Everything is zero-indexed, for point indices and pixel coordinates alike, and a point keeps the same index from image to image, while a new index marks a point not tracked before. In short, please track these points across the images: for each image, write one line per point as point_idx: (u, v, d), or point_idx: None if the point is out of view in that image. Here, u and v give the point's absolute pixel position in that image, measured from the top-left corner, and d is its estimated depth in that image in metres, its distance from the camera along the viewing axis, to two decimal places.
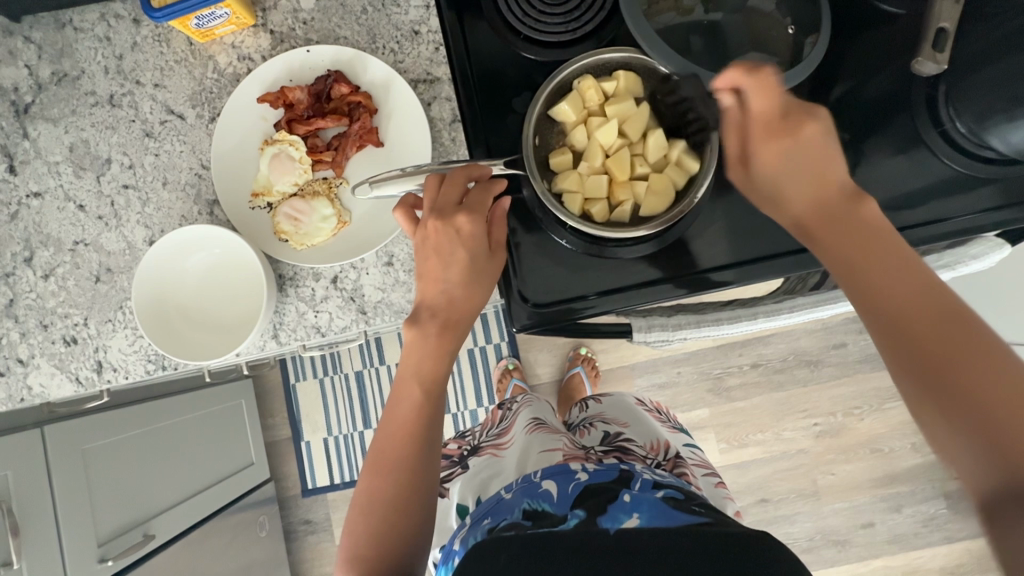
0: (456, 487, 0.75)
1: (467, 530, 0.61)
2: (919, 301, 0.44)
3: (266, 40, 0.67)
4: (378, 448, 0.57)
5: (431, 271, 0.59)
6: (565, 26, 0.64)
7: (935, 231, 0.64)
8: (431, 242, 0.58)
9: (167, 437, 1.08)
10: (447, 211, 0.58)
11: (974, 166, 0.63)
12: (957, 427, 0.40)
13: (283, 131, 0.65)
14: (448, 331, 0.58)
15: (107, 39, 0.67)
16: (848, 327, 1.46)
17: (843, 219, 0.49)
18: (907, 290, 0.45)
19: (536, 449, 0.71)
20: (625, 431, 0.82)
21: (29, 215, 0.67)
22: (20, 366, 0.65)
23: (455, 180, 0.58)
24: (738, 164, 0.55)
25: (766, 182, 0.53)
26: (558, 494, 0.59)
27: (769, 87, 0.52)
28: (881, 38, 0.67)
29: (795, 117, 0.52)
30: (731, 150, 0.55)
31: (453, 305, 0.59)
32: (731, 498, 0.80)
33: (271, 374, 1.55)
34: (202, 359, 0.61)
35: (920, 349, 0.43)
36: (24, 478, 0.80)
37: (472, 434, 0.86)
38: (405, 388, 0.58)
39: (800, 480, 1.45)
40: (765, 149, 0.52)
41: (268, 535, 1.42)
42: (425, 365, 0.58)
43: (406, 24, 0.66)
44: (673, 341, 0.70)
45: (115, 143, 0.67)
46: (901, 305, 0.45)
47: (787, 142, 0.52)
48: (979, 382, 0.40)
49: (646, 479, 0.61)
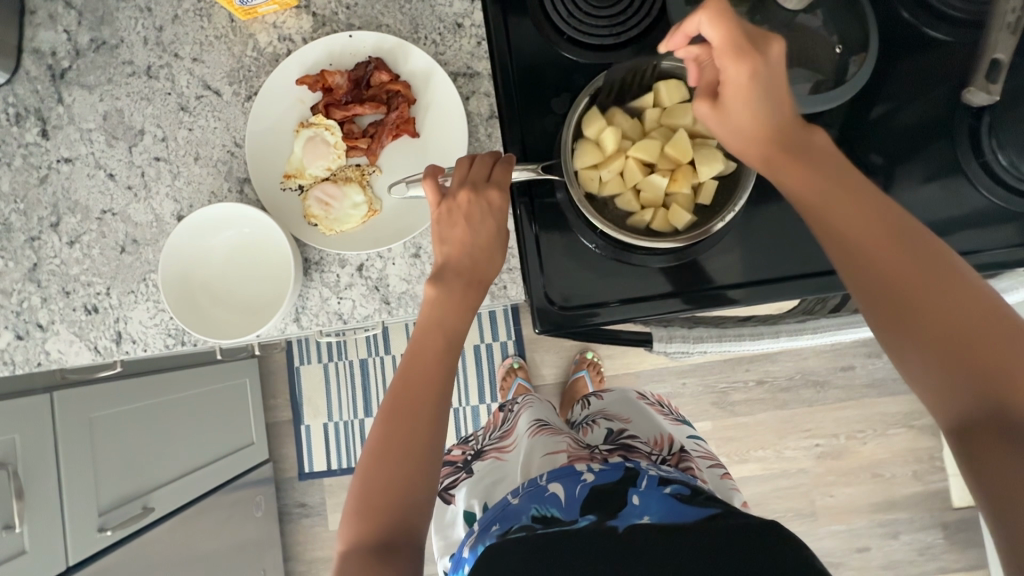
0: (461, 493, 0.74)
1: (476, 537, 0.60)
2: (867, 224, 0.47)
3: (307, 22, 0.66)
4: (399, 394, 0.55)
5: (457, 238, 0.58)
6: (610, 29, 0.63)
7: (968, 262, 0.63)
8: (459, 212, 0.57)
9: (171, 410, 1.08)
10: (479, 186, 0.58)
11: (1012, 201, 0.63)
12: (896, 317, 0.44)
13: (320, 114, 0.64)
14: (472, 290, 0.59)
15: (149, 9, 0.67)
16: (857, 351, 1.45)
17: (810, 159, 0.51)
18: (869, 221, 0.47)
19: (539, 453, 0.69)
20: (629, 428, 0.81)
21: (58, 180, 0.66)
22: (40, 332, 0.65)
23: (483, 160, 0.59)
24: (703, 102, 0.54)
25: (736, 117, 0.52)
26: (566, 498, 0.58)
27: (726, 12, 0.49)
28: (926, 64, 0.66)
29: (754, 37, 0.50)
30: (705, 85, 0.55)
31: (478, 268, 0.59)
32: (737, 491, 0.78)
33: (277, 355, 1.55)
34: (226, 338, 0.61)
35: (887, 281, 0.45)
36: (32, 442, 0.80)
37: (475, 439, 0.86)
38: (426, 344, 0.57)
39: (798, 499, 1.45)
40: (733, 80, 0.51)
41: (263, 516, 1.42)
42: (450, 319, 0.58)
43: (449, 17, 0.65)
44: (692, 352, 0.71)
45: (149, 114, 0.66)
46: (865, 244, 0.46)
47: (762, 74, 0.50)
48: (944, 305, 0.43)
49: (653, 477, 0.60)
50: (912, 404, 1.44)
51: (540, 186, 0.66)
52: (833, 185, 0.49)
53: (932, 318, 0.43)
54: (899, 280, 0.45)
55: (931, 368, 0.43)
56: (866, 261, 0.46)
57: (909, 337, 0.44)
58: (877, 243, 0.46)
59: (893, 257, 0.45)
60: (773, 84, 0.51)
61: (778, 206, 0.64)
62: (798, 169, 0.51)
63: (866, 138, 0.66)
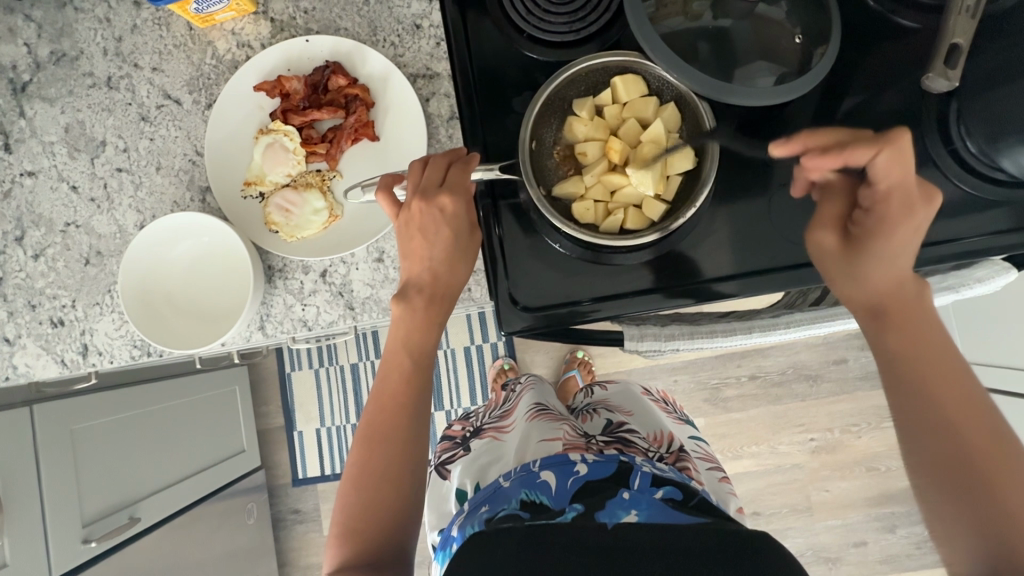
0: (457, 471, 0.72)
1: (465, 516, 0.59)
2: (945, 384, 0.52)
3: (266, 28, 0.66)
4: (372, 417, 0.56)
5: (415, 251, 0.58)
6: (570, 26, 0.62)
7: (943, 252, 0.62)
8: (415, 223, 0.57)
9: (155, 420, 1.07)
10: (430, 192, 0.57)
11: (984, 188, 0.62)
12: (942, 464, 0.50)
13: (277, 120, 0.64)
14: (435, 304, 0.59)
15: (107, 20, 0.67)
16: (850, 344, 1.44)
17: (909, 322, 0.55)
18: (952, 391, 0.51)
19: (535, 438, 0.67)
20: (629, 421, 0.79)
21: (21, 194, 0.66)
22: (6, 346, 0.65)
23: (436, 164, 0.59)
24: (836, 231, 0.57)
25: (874, 254, 0.55)
26: (556, 488, 0.57)
27: (903, 156, 0.52)
28: (895, 52, 0.65)
29: (919, 192, 0.54)
30: (830, 209, 0.57)
31: (438, 280, 0.59)
32: (733, 494, 0.76)
33: (267, 362, 1.55)
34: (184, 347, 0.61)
35: (949, 445, 0.50)
36: (11, 456, 0.80)
37: (476, 415, 0.87)
38: (399, 369, 0.58)
39: (793, 495, 1.44)
40: (883, 223, 0.55)
41: (255, 523, 1.42)
42: (415, 338, 0.58)
43: (408, 18, 0.65)
44: (665, 351, 0.68)
45: (110, 125, 0.66)
46: (940, 411, 0.51)
47: (909, 223, 0.54)
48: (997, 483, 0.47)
49: (646, 475, 0.59)
50: None
51: (505, 187, 0.65)
52: (928, 344, 0.54)
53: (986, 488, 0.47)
54: (958, 449, 0.49)
55: (956, 520, 0.48)
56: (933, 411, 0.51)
57: (960, 504, 0.48)
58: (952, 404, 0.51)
59: (975, 434, 0.49)
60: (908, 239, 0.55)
61: (746, 200, 0.64)
62: (900, 323, 0.55)
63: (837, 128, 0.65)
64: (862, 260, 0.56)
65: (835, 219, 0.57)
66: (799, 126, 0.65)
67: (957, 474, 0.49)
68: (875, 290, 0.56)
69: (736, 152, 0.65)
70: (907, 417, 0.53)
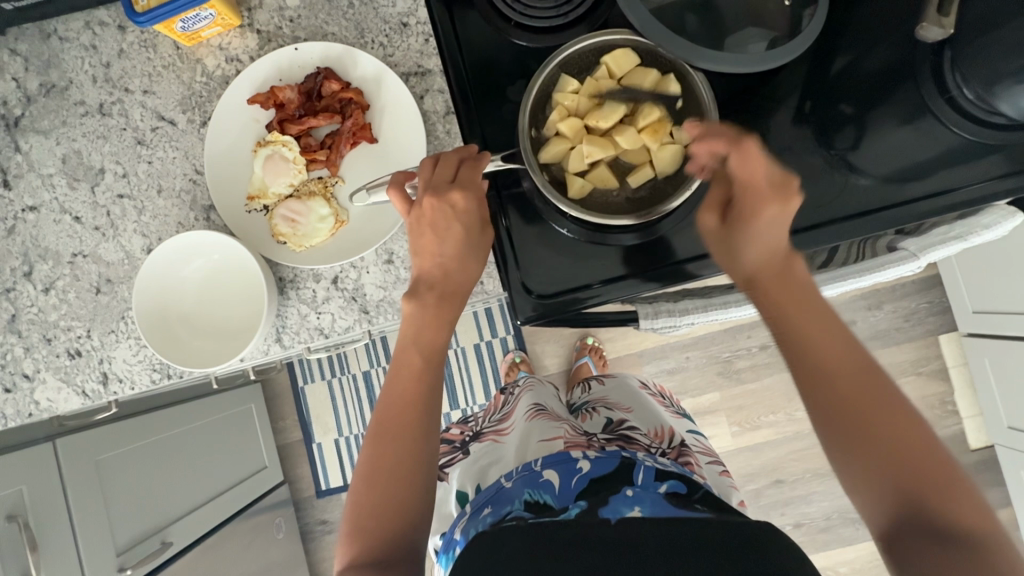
0: (455, 473, 0.73)
1: (467, 519, 0.59)
2: (829, 355, 0.51)
3: (253, 40, 0.66)
4: (387, 413, 0.56)
5: (427, 247, 0.58)
6: (557, 10, 0.62)
7: (945, 201, 0.61)
8: (425, 219, 0.57)
9: (175, 444, 1.07)
10: (441, 188, 0.57)
11: (984, 133, 0.61)
12: (850, 423, 0.49)
13: (275, 132, 0.64)
14: (445, 302, 0.58)
15: (93, 47, 0.66)
16: (858, 304, 1.43)
17: (783, 293, 0.54)
18: (835, 347, 0.51)
19: (534, 439, 0.67)
20: (628, 418, 0.77)
21: (25, 229, 0.66)
22: (27, 382, 0.65)
23: (448, 161, 0.58)
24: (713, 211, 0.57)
25: (738, 241, 0.55)
26: (560, 487, 0.57)
27: (751, 158, 0.53)
28: (882, 7, 0.65)
29: (780, 188, 0.54)
30: (715, 194, 0.57)
31: (448, 277, 0.59)
32: (735, 486, 0.76)
33: (280, 377, 1.55)
34: (187, 364, 0.61)
35: (863, 421, 0.49)
36: (39, 491, 0.81)
37: (475, 420, 0.85)
38: (405, 368, 0.57)
39: (814, 460, 1.44)
40: (753, 207, 0.54)
41: (285, 537, 1.43)
42: (426, 336, 0.58)
43: (394, 17, 0.65)
44: (681, 328, 0.66)
45: (107, 152, 0.66)
46: (857, 390, 0.50)
47: (777, 212, 0.54)
48: (916, 455, 0.47)
49: (649, 469, 0.58)
50: (918, 351, 1.42)
51: (508, 177, 0.65)
52: (800, 310, 0.53)
53: (918, 464, 0.47)
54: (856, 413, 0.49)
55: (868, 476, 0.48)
56: (817, 374, 0.51)
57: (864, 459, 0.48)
58: (827, 364, 0.51)
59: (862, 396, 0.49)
60: (775, 231, 0.54)
61: None
62: (778, 292, 0.54)
63: (830, 88, 0.65)
64: (742, 252, 0.55)
65: (717, 198, 0.57)
66: (793, 89, 0.65)
67: (866, 434, 0.48)
68: (756, 273, 0.55)
69: (734, 122, 0.65)
70: (810, 379, 0.51)
